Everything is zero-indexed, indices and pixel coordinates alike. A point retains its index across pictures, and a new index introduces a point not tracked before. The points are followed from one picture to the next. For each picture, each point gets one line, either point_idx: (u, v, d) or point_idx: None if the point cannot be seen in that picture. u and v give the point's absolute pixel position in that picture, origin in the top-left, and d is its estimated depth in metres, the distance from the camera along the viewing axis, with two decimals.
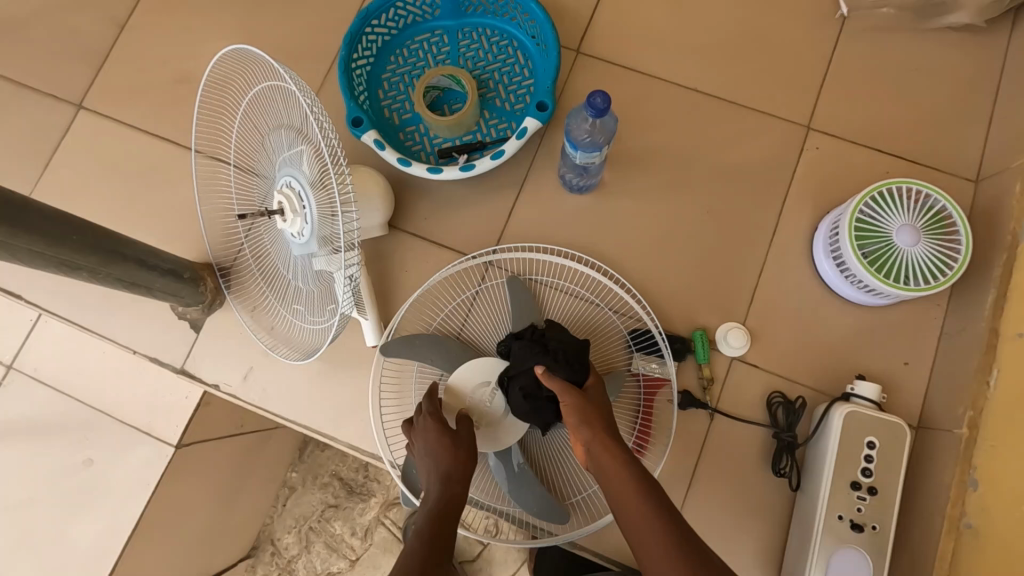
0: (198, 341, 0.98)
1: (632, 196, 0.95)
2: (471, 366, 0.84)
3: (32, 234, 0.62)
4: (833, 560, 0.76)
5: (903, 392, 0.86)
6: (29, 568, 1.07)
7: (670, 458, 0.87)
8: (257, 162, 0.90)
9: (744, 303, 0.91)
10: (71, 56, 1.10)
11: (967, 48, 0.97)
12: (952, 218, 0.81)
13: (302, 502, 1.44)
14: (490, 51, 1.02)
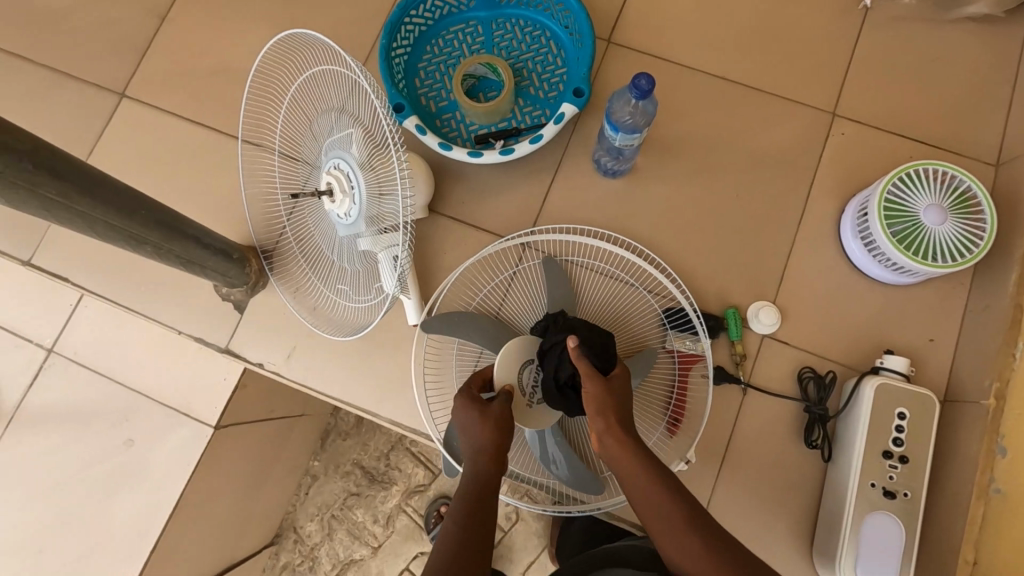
0: (242, 322, 1.01)
1: (664, 180, 0.98)
2: (515, 346, 0.82)
3: (109, 207, 0.64)
4: (866, 525, 0.79)
5: (929, 368, 0.89)
6: (70, 547, 1.09)
7: (704, 432, 0.90)
8: (305, 146, 0.93)
9: (774, 283, 0.94)
10: (113, 45, 1.12)
11: (985, 38, 1.00)
12: (976, 198, 0.84)
13: (324, 491, 1.46)
14: (523, 41, 1.05)
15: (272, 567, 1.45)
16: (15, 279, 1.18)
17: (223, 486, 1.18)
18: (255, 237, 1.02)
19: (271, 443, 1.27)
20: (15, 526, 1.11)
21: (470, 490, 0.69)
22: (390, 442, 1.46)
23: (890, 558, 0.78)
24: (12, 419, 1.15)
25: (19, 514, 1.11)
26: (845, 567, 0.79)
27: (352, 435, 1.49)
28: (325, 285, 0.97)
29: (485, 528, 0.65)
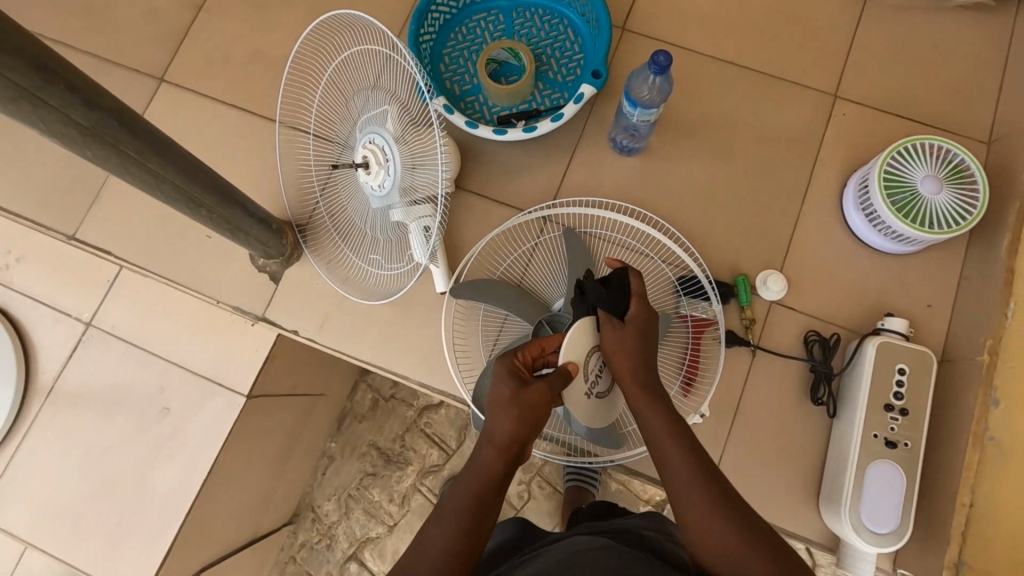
0: (278, 293, 1.07)
1: (677, 157, 1.04)
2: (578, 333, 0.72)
3: (177, 168, 0.70)
4: (870, 474, 0.84)
5: (926, 331, 0.95)
6: (108, 512, 1.13)
7: (716, 392, 0.95)
8: (340, 125, 0.99)
9: (781, 253, 1.00)
10: (153, 32, 1.18)
11: (977, 24, 1.07)
12: (969, 170, 0.90)
13: (341, 471, 1.51)
14: (542, 29, 1.11)
15: (289, 545, 1.50)
16: (53, 256, 1.23)
17: (251, 457, 1.23)
18: (290, 212, 1.08)
19: (296, 416, 1.32)
20: (54, 492, 1.15)
21: (471, 488, 0.65)
22: (404, 425, 1.51)
23: (891, 503, 0.84)
24: (50, 392, 1.19)
25: (57, 481, 1.15)
26: (849, 512, 0.84)
27: (368, 417, 1.54)
28: (358, 256, 1.03)
29: (483, 528, 0.63)
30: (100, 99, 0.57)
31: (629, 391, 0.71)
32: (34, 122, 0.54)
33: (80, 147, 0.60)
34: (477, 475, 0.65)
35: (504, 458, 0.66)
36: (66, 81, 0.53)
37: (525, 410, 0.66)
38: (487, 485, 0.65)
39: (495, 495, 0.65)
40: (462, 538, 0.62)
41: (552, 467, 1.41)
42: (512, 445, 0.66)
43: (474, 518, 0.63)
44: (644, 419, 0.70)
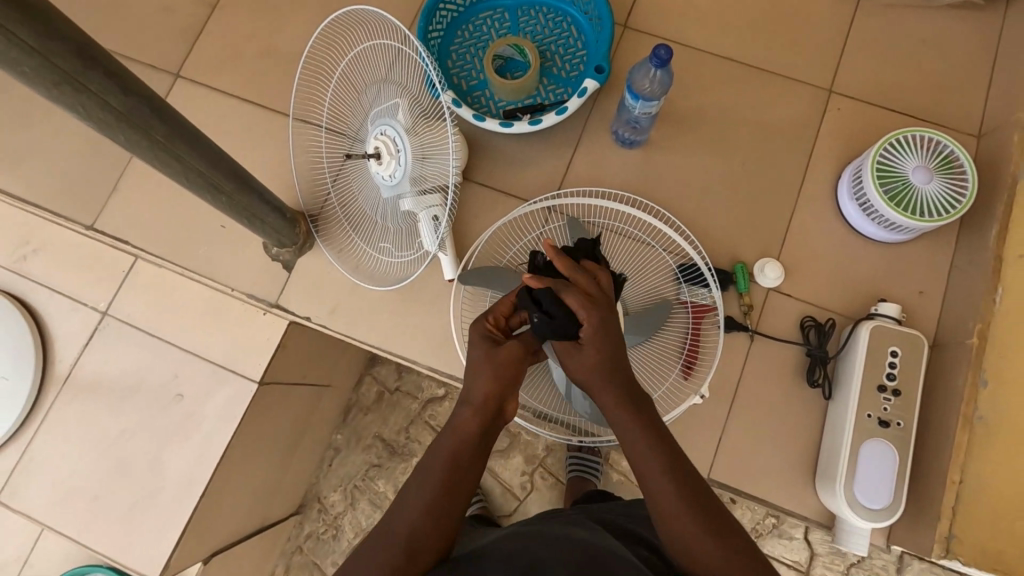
0: (290, 281, 1.13)
1: (677, 150, 1.08)
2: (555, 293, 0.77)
3: (201, 155, 0.73)
4: (864, 452, 0.88)
5: (918, 317, 0.99)
6: (124, 495, 1.16)
7: (715, 376, 0.99)
8: (352, 118, 1.03)
9: (778, 242, 1.03)
10: (169, 30, 1.22)
11: (968, 21, 1.10)
12: (959, 161, 0.94)
13: (347, 462, 1.54)
14: (547, 26, 1.15)
15: (296, 535, 1.52)
16: (70, 247, 1.26)
17: (262, 444, 1.26)
18: (302, 203, 1.11)
19: (305, 405, 1.35)
20: (71, 476, 1.18)
21: (449, 446, 0.68)
22: (409, 417, 1.53)
23: (884, 479, 0.87)
24: (66, 380, 1.22)
25: (74, 465, 1.18)
26: (844, 489, 0.87)
27: (373, 410, 1.56)
28: (368, 245, 1.06)
29: (458, 493, 0.67)
30: (135, 86, 0.60)
31: (607, 406, 0.69)
32: (74, 106, 0.58)
33: (114, 132, 0.63)
34: (453, 436, 0.68)
35: (479, 419, 0.68)
36: (105, 67, 0.56)
37: (505, 369, 0.69)
38: (462, 450, 0.68)
39: (470, 459, 0.68)
40: (437, 503, 0.66)
41: (554, 458, 1.43)
42: (487, 406, 0.69)
43: (450, 486, 0.67)
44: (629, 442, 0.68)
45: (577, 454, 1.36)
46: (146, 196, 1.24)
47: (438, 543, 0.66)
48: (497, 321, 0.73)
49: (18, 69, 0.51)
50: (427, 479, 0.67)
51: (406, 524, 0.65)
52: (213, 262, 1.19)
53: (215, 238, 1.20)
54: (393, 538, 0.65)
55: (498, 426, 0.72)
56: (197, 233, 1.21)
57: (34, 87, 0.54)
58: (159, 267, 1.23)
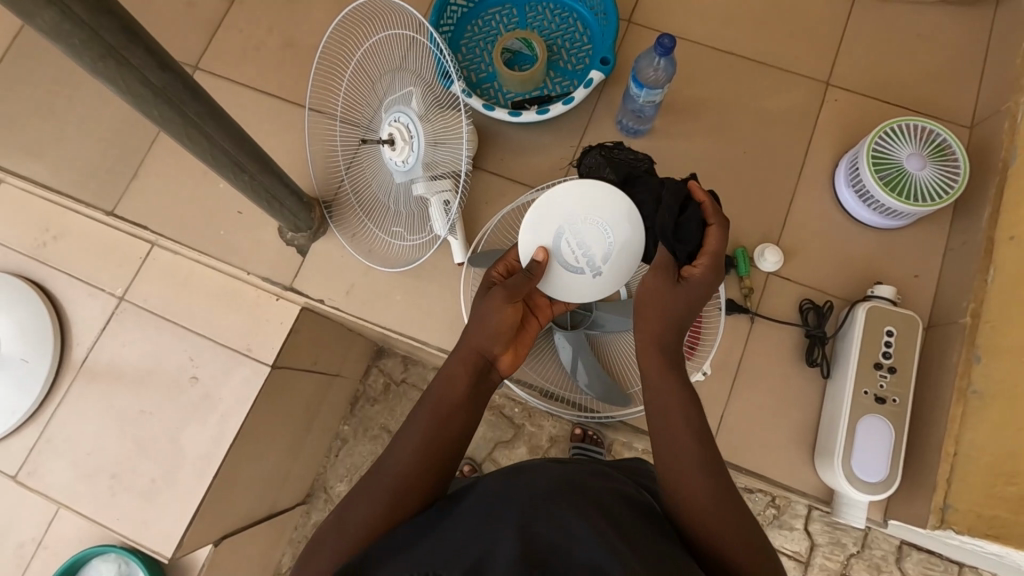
0: (304, 265, 1.16)
1: (679, 139, 1.12)
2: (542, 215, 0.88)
3: (227, 134, 0.77)
4: (862, 427, 0.91)
5: (912, 300, 1.02)
6: (138, 474, 1.19)
7: (717, 356, 1.02)
8: (365, 107, 1.06)
9: (778, 227, 1.07)
10: (191, 26, 1.28)
11: (960, 17, 1.14)
12: (951, 148, 0.97)
13: (354, 452, 1.57)
14: (553, 22, 1.19)
15: (303, 524, 1.55)
16: (89, 235, 1.29)
17: (273, 429, 1.29)
18: (317, 190, 1.15)
19: (316, 392, 1.38)
20: (89, 455, 1.21)
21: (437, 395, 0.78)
22: None
23: (880, 453, 0.90)
24: (83, 364, 1.25)
25: (92, 445, 1.21)
26: (842, 462, 0.90)
27: (380, 400, 1.59)
28: (381, 230, 1.10)
29: (447, 444, 0.74)
30: (171, 62, 0.64)
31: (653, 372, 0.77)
32: (115, 80, 0.62)
33: (150, 109, 0.67)
34: (444, 384, 0.79)
35: (468, 368, 0.80)
36: (145, 42, 0.60)
37: (495, 324, 0.80)
38: (449, 403, 0.77)
39: (454, 408, 0.77)
40: (426, 447, 0.73)
41: (558, 448, 1.46)
42: (477, 356, 0.80)
43: (437, 438, 0.74)
44: (666, 433, 0.72)
45: (580, 444, 1.40)
46: (165, 184, 1.28)
47: (427, 489, 0.70)
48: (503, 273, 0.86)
49: (69, 41, 0.55)
50: (416, 427, 0.75)
51: (396, 469, 0.71)
52: (229, 248, 1.23)
53: (230, 226, 1.24)
54: (383, 481, 0.70)
55: (490, 378, 0.82)
56: (214, 221, 1.25)
57: (79, 59, 0.58)
58: (176, 253, 1.27)
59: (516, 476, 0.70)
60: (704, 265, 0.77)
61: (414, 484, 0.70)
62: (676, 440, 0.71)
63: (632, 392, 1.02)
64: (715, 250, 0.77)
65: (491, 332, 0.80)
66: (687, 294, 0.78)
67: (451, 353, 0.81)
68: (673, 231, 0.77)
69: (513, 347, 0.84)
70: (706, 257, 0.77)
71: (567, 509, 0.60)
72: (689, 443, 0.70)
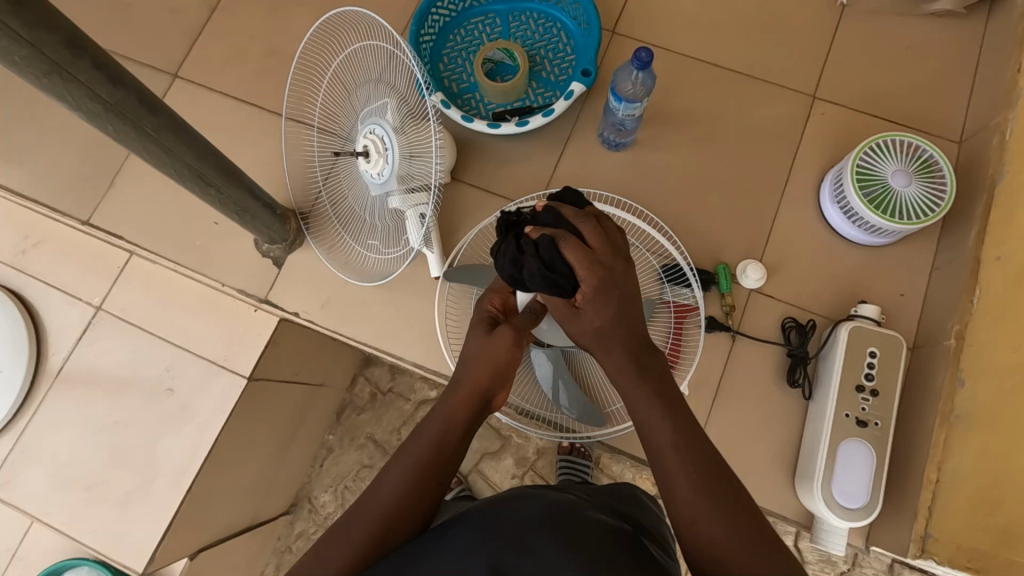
0: (280, 276, 1.15)
1: (661, 152, 1.10)
2: None
3: (188, 147, 0.76)
4: (842, 452, 0.88)
5: (896, 320, 1.00)
6: (110, 487, 1.17)
7: (698, 376, 0.99)
8: (341, 118, 1.05)
9: (761, 243, 1.05)
10: (171, 33, 1.27)
11: (950, 30, 1.12)
12: (938, 165, 0.95)
13: (340, 462, 1.54)
14: (537, 32, 1.17)
15: (287, 534, 1.52)
16: (66, 243, 1.28)
17: (253, 439, 1.27)
18: (294, 201, 1.15)
19: (298, 403, 1.36)
20: (63, 467, 1.19)
21: (434, 424, 0.73)
22: (402, 418, 1.53)
23: (861, 477, 0.88)
24: (59, 373, 1.23)
25: (66, 456, 1.19)
26: (822, 487, 0.88)
27: (367, 410, 1.57)
28: (357, 242, 1.08)
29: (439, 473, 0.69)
30: (123, 77, 0.63)
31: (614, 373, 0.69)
32: (63, 94, 0.60)
33: (103, 122, 0.66)
34: (443, 421, 0.73)
35: (471, 407, 0.74)
36: (94, 58, 0.59)
37: (502, 361, 0.76)
38: (448, 435, 0.72)
39: (455, 444, 0.72)
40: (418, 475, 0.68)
41: (545, 461, 1.44)
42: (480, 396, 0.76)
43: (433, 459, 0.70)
44: (649, 432, 0.66)
45: (567, 458, 1.37)
46: (144, 191, 1.26)
47: (413, 515, 0.67)
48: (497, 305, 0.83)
49: (8, 57, 0.54)
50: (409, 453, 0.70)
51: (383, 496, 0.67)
52: (206, 257, 1.21)
53: (208, 235, 1.22)
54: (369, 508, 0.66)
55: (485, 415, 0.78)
56: (192, 229, 1.23)
57: (23, 75, 0.56)
58: (154, 262, 1.25)
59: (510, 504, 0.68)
60: (586, 273, 0.65)
61: (406, 504, 0.67)
62: (660, 438, 0.65)
63: (607, 412, 1.02)
64: (583, 248, 0.65)
65: (497, 370, 0.76)
66: (599, 304, 0.66)
67: (451, 390, 0.75)
68: (535, 279, 0.66)
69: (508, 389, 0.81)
70: (582, 265, 0.65)
71: (555, 543, 0.57)
72: (674, 440, 0.64)
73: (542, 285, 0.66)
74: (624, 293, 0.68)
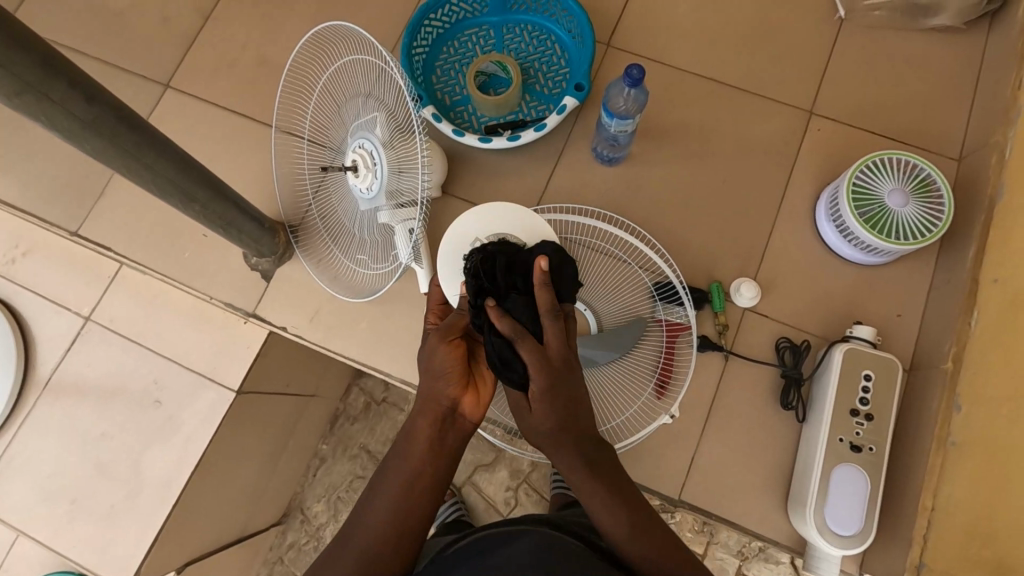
0: (269, 290, 1.15)
1: (656, 167, 1.08)
2: (449, 238, 0.88)
3: (168, 163, 0.75)
4: (835, 478, 0.87)
5: (894, 341, 0.98)
6: (96, 500, 1.16)
7: (690, 395, 0.98)
8: (331, 130, 1.04)
9: (756, 261, 1.03)
10: (163, 43, 1.26)
11: (949, 45, 1.10)
12: (936, 184, 0.93)
13: (332, 472, 1.50)
14: (531, 44, 1.16)
15: (278, 545, 1.49)
16: (58, 253, 1.27)
17: (242, 451, 1.25)
18: (284, 215, 1.14)
19: (289, 414, 1.34)
20: (49, 479, 1.18)
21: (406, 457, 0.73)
22: (395, 428, 1.50)
23: (855, 503, 0.86)
24: (48, 383, 1.22)
25: (53, 469, 1.18)
26: (815, 513, 0.86)
27: (360, 419, 1.53)
28: (347, 256, 1.07)
29: (415, 511, 0.70)
30: (98, 94, 0.62)
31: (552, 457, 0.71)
32: (36, 114, 0.60)
33: (79, 140, 0.65)
34: (406, 440, 0.73)
35: (429, 420, 0.73)
36: (67, 76, 0.58)
37: (437, 366, 0.73)
38: (420, 466, 0.72)
39: (431, 477, 0.72)
40: (397, 517, 0.69)
41: (539, 473, 1.42)
42: (435, 407, 0.74)
43: (406, 503, 0.70)
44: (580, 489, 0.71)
45: (561, 471, 1.33)
46: (134, 201, 1.25)
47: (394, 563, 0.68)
48: (439, 316, 0.84)
49: None
50: (386, 492, 0.71)
51: (365, 539, 0.68)
52: (196, 269, 1.20)
53: (197, 247, 1.21)
54: (352, 551, 0.68)
55: (459, 424, 0.75)
56: (180, 240, 1.22)
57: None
58: (143, 273, 1.24)
59: (499, 543, 0.69)
60: (537, 376, 0.67)
61: (387, 550, 0.68)
62: (589, 495, 0.70)
63: (604, 430, 0.96)
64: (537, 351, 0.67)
65: (439, 376, 0.74)
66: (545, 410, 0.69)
67: (413, 410, 0.75)
68: (492, 367, 0.70)
69: (474, 389, 0.76)
70: (535, 369, 0.67)
71: None
72: (604, 496, 0.70)
73: (499, 374, 0.70)
74: (565, 396, 0.69)
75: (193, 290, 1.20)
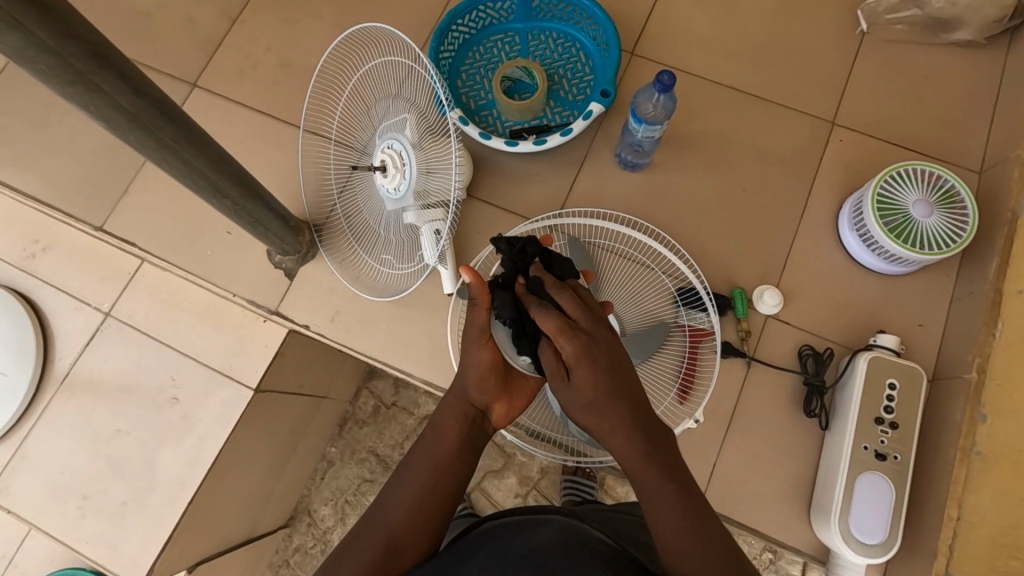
0: (292, 289, 1.15)
1: (678, 174, 1.09)
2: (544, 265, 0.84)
3: (207, 158, 0.76)
4: (859, 486, 0.87)
5: (916, 352, 0.98)
6: (108, 497, 1.16)
7: (712, 401, 0.98)
8: (359, 131, 1.05)
9: (778, 269, 1.04)
10: (189, 43, 1.27)
11: (968, 60, 1.12)
12: (960, 195, 0.94)
13: (340, 476, 1.49)
14: (555, 51, 1.17)
15: (284, 549, 1.47)
16: (78, 249, 1.28)
17: (256, 450, 1.24)
18: (307, 213, 1.15)
19: (301, 416, 1.33)
20: (62, 475, 1.18)
21: (433, 443, 0.74)
22: (405, 433, 1.49)
23: (878, 512, 0.86)
24: (65, 378, 1.22)
25: (67, 464, 1.18)
26: (838, 520, 0.86)
27: (370, 423, 1.52)
28: (371, 256, 1.08)
29: (438, 495, 0.71)
30: (147, 88, 0.63)
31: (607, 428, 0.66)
32: (87, 105, 0.61)
33: (125, 132, 0.67)
34: (435, 431, 0.75)
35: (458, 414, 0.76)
36: (119, 70, 0.60)
37: (472, 372, 0.74)
38: (445, 450, 0.74)
39: (457, 470, 0.73)
40: (422, 501, 0.70)
41: (549, 481, 1.40)
42: (464, 403, 0.76)
43: (431, 493, 0.71)
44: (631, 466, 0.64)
45: (571, 478, 1.33)
46: (155, 199, 1.25)
47: (418, 551, 0.68)
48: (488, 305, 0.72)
49: (37, 67, 0.54)
50: (412, 477, 0.72)
51: (390, 523, 0.69)
52: (216, 266, 1.20)
53: (219, 244, 1.21)
54: (376, 533, 0.69)
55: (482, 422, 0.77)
56: (200, 238, 1.22)
57: (49, 84, 0.57)
58: (164, 270, 1.25)
59: (518, 527, 0.71)
60: (567, 340, 0.63)
61: (414, 535, 0.69)
62: (640, 475, 0.64)
63: (659, 412, 0.97)
64: (558, 330, 0.63)
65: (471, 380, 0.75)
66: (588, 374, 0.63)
67: (443, 399, 0.78)
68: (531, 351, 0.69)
69: (507, 398, 0.77)
70: (560, 333, 0.63)
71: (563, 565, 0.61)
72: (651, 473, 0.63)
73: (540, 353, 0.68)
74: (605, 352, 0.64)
75: (214, 287, 1.20)
